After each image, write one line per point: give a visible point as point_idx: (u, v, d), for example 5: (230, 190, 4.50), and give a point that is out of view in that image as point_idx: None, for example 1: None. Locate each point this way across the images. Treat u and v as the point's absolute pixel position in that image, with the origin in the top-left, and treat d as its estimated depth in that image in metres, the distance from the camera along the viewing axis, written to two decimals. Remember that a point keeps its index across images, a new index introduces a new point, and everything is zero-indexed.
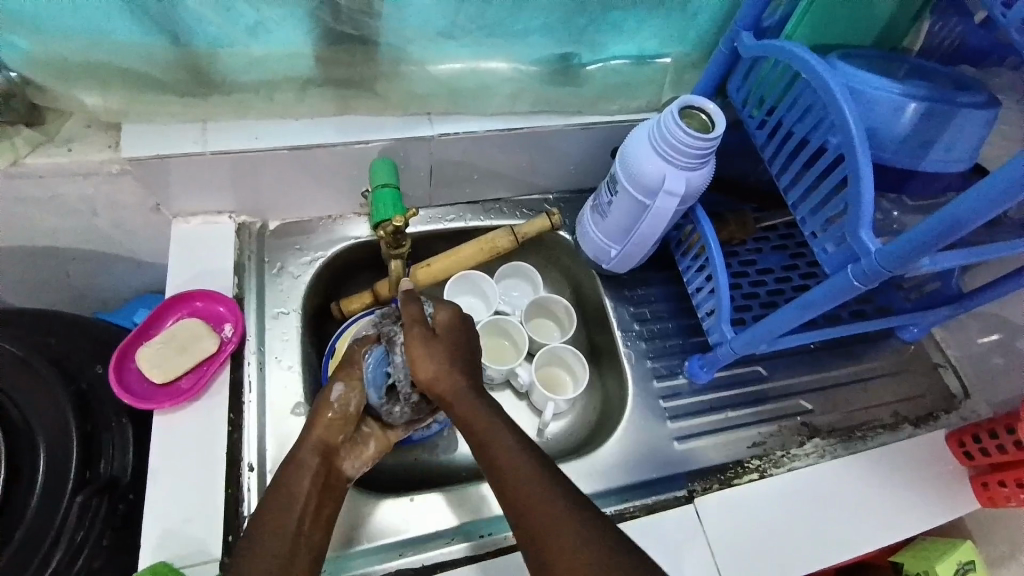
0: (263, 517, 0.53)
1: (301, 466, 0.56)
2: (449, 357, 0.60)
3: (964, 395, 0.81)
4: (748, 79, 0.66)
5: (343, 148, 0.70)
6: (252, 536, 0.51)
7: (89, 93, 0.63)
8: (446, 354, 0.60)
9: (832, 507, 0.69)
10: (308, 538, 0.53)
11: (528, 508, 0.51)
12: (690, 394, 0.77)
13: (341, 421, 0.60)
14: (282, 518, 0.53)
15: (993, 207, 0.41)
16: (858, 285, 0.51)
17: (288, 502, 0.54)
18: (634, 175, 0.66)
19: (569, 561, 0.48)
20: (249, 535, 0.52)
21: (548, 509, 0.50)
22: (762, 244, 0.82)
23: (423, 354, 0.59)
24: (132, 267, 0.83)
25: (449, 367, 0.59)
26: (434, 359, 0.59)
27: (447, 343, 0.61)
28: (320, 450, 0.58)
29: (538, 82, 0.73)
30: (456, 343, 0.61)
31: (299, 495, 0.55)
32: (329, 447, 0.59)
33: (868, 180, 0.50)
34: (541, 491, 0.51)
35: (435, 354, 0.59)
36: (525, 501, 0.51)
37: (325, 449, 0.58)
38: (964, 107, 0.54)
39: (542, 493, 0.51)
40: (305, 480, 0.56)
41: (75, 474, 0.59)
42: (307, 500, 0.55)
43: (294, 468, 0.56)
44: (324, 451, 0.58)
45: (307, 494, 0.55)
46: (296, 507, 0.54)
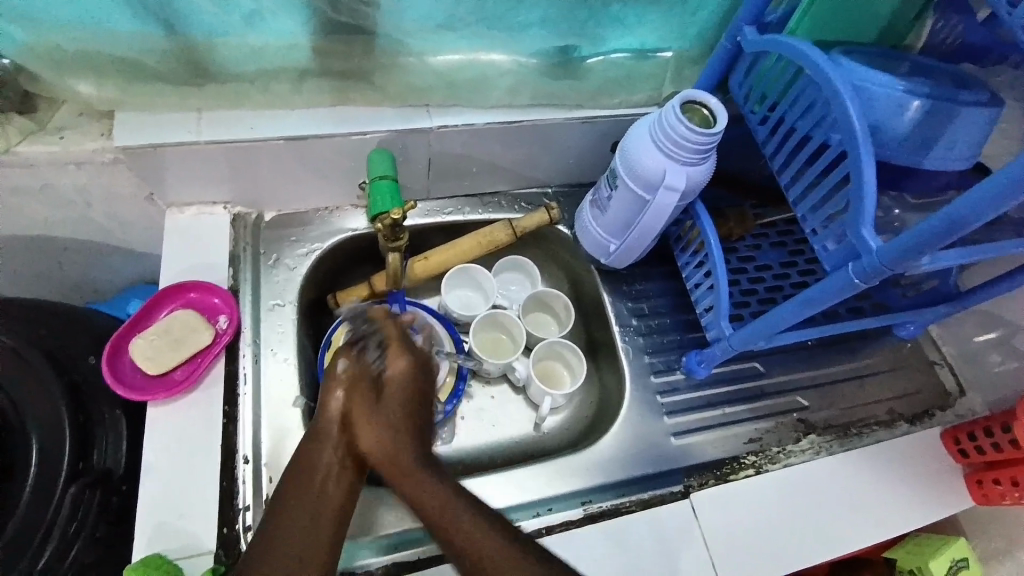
0: (291, 485, 0.54)
1: (320, 435, 0.56)
2: (388, 424, 0.57)
3: (959, 392, 0.82)
4: (750, 74, 0.66)
5: (341, 140, 0.70)
6: (277, 509, 0.52)
7: (81, 82, 0.62)
8: (392, 417, 0.57)
9: (828, 504, 0.69)
10: (330, 509, 0.53)
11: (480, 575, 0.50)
12: (687, 390, 0.76)
13: (349, 392, 0.58)
14: (302, 497, 0.53)
15: (997, 204, 0.41)
16: (858, 282, 0.51)
17: (311, 478, 0.54)
18: (635, 170, 0.65)
19: None
20: (276, 508, 0.52)
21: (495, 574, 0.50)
22: (761, 240, 0.82)
23: (363, 421, 0.57)
24: (126, 258, 0.82)
25: (390, 441, 0.56)
26: (376, 424, 0.57)
27: (391, 404, 0.58)
28: (337, 416, 0.57)
29: (537, 75, 0.73)
30: (401, 404, 0.58)
31: (319, 467, 0.55)
32: (344, 419, 0.57)
33: (870, 177, 0.50)
34: (490, 555, 0.50)
35: (379, 420, 0.57)
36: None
37: (340, 419, 0.57)
38: (968, 105, 0.54)
39: (489, 556, 0.50)
40: (326, 453, 0.55)
41: (68, 467, 0.59)
42: (327, 471, 0.55)
43: (314, 442, 0.56)
44: (341, 420, 0.57)
45: (328, 467, 0.55)
46: (318, 476, 0.54)
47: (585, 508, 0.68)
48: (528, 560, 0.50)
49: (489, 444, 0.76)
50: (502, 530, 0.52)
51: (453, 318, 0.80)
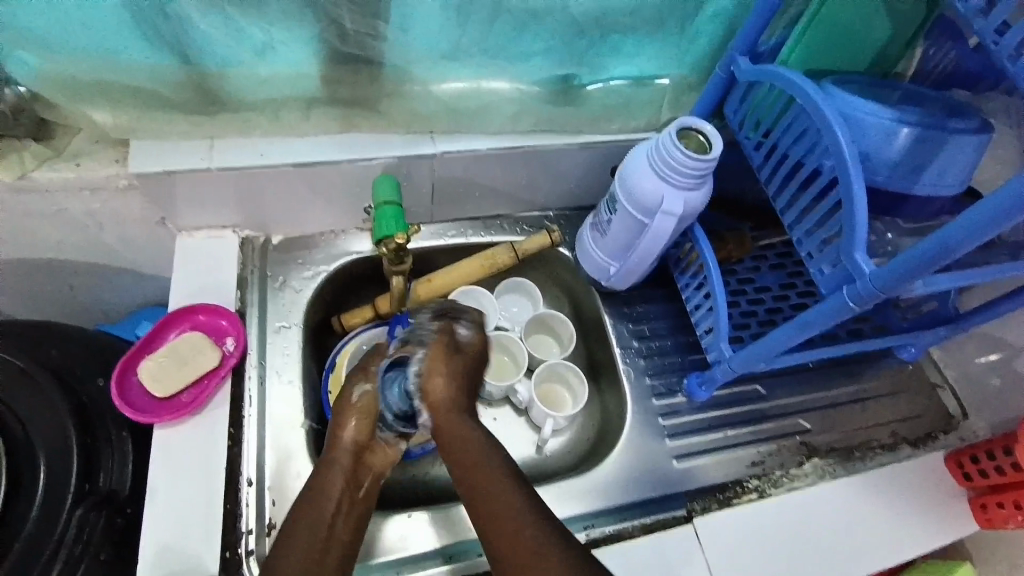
0: (298, 513, 0.54)
1: (332, 465, 0.58)
2: (458, 381, 0.61)
3: (963, 416, 0.81)
4: (745, 102, 0.67)
5: (348, 165, 0.72)
6: (284, 534, 0.53)
7: (98, 111, 0.65)
8: (462, 375, 0.62)
9: (833, 529, 0.69)
10: (338, 540, 0.53)
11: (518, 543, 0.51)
12: (689, 413, 0.77)
13: (360, 418, 0.60)
14: (311, 521, 0.53)
15: (987, 230, 0.42)
16: (853, 306, 0.52)
17: (319, 502, 0.55)
18: (633, 194, 0.67)
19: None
20: (284, 531, 0.53)
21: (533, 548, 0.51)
22: (760, 262, 0.83)
23: (440, 372, 0.60)
24: (136, 280, 0.84)
25: (456, 393, 0.61)
26: (452, 379, 0.61)
27: (464, 366, 0.63)
28: (351, 447, 0.59)
29: (539, 103, 0.75)
30: (473, 368, 0.63)
31: (331, 496, 0.55)
32: (359, 446, 0.59)
33: (861, 203, 0.51)
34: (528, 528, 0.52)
35: (456, 378, 0.61)
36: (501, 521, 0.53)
37: (355, 447, 0.59)
38: (957, 133, 0.55)
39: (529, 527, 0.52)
40: (337, 480, 0.57)
41: (75, 488, 0.59)
42: (338, 502, 0.55)
43: (327, 467, 0.57)
44: (355, 449, 0.59)
45: (340, 494, 0.56)
46: (329, 504, 0.55)
47: (587, 532, 0.67)
48: (555, 527, 0.53)
49: None
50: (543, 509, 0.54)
51: None
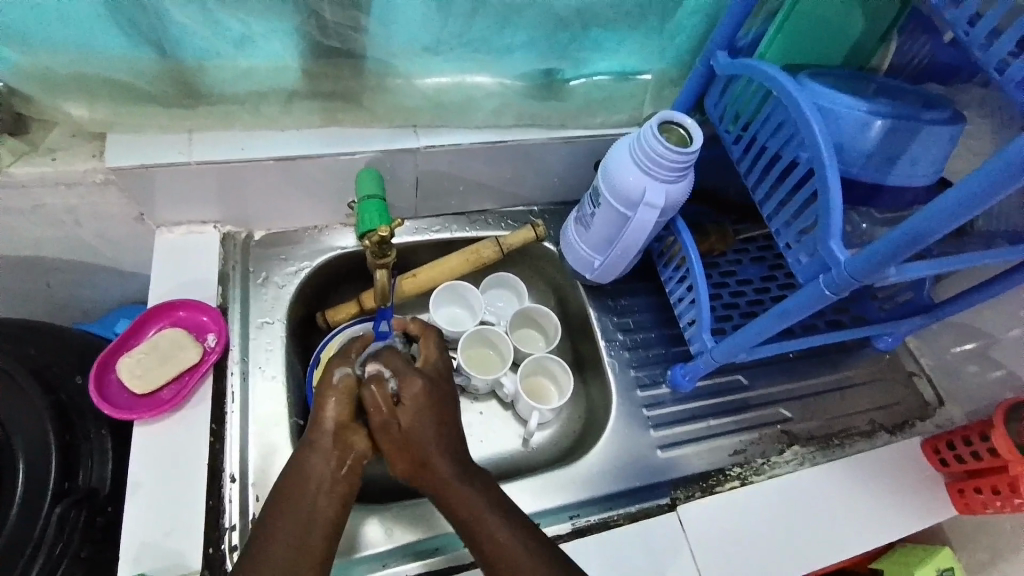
0: (282, 497, 0.54)
1: (314, 446, 0.56)
2: (413, 449, 0.57)
3: (938, 403, 0.84)
4: (725, 96, 0.68)
5: (330, 160, 0.71)
6: (269, 522, 0.53)
7: (75, 105, 0.64)
8: (415, 438, 0.58)
9: (814, 515, 0.70)
10: (323, 523, 0.53)
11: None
12: (672, 403, 0.77)
13: (341, 402, 0.58)
14: (295, 510, 0.53)
15: (952, 220, 0.44)
16: (830, 294, 0.53)
17: (302, 486, 0.54)
18: (615, 187, 0.68)
19: None
20: (269, 516, 0.53)
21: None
22: (742, 255, 0.84)
23: (398, 452, 0.57)
24: (114, 277, 0.83)
25: (418, 462, 0.57)
26: (405, 454, 0.58)
27: (414, 429, 0.58)
28: (333, 427, 0.57)
29: (522, 97, 0.75)
30: (424, 423, 0.58)
31: (312, 479, 0.54)
32: (341, 425, 0.57)
33: (837, 193, 0.52)
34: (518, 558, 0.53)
35: (414, 447, 0.57)
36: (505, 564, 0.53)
37: (336, 427, 0.57)
38: (928, 123, 0.57)
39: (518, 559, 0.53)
40: (320, 462, 0.55)
41: (54, 486, 0.58)
42: (320, 484, 0.54)
43: (310, 446, 0.56)
44: (336, 429, 0.57)
45: (321, 477, 0.55)
46: (314, 486, 0.54)
47: (572, 522, 0.68)
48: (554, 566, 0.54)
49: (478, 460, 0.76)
50: (526, 536, 0.55)
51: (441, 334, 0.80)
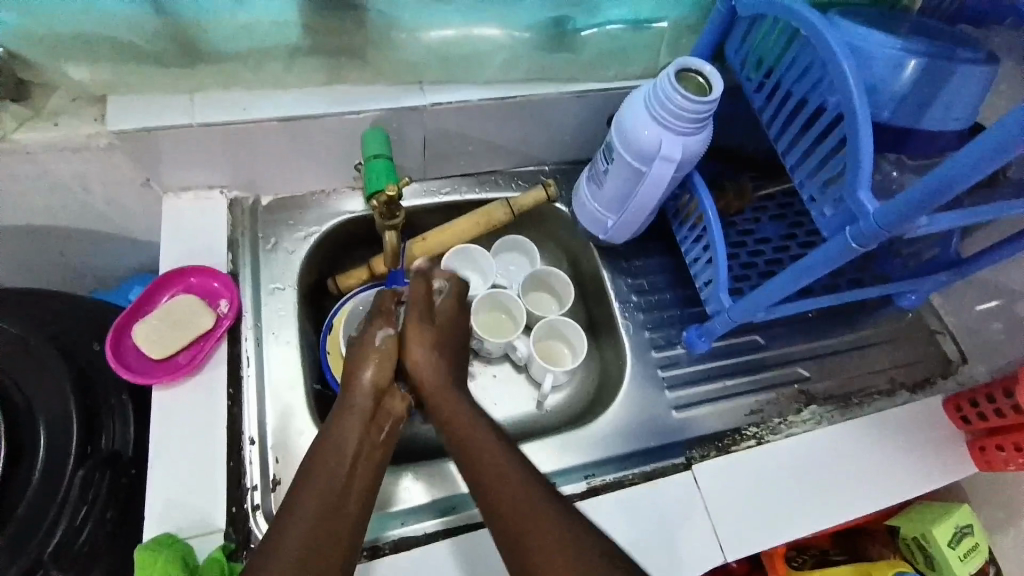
0: (311, 471, 0.53)
1: (352, 410, 0.58)
2: (437, 354, 0.63)
3: (960, 360, 0.82)
4: (747, 40, 0.65)
5: (335, 119, 0.69)
6: (296, 494, 0.52)
7: (75, 66, 0.62)
8: (444, 347, 0.65)
9: (832, 472, 0.70)
10: (358, 489, 0.53)
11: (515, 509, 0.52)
12: (689, 364, 0.77)
13: (379, 365, 0.61)
14: (323, 483, 0.52)
15: (988, 163, 0.41)
16: (855, 247, 0.51)
17: (338, 456, 0.54)
18: (630, 141, 0.65)
19: (555, 563, 0.49)
20: (297, 489, 0.52)
21: (528, 516, 0.51)
22: (760, 213, 0.81)
23: (421, 343, 0.63)
24: (126, 246, 0.82)
25: (433, 364, 0.63)
26: (428, 353, 0.63)
27: (441, 335, 0.65)
28: (371, 391, 0.59)
29: (531, 50, 0.72)
30: (450, 343, 0.66)
31: (348, 452, 0.55)
32: (379, 391, 0.60)
33: (866, 139, 0.49)
34: (519, 497, 0.53)
35: (435, 346, 0.64)
36: (504, 504, 0.53)
37: (375, 391, 0.59)
38: (962, 64, 0.54)
39: (520, 493, 0.53)
40: (356, 428, 0.57)
41: (76, 449, 0.59)
42: (355, 454, 0.55)
43: (347, 411, 0.58)
44: (375, 394, 0.59)
45: (357, 446, 0.56)
46: (349, 453, 0.55)
47: (588, 481, 0.68)
48: (566, 512, 0.52)
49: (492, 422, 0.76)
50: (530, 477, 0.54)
51: None
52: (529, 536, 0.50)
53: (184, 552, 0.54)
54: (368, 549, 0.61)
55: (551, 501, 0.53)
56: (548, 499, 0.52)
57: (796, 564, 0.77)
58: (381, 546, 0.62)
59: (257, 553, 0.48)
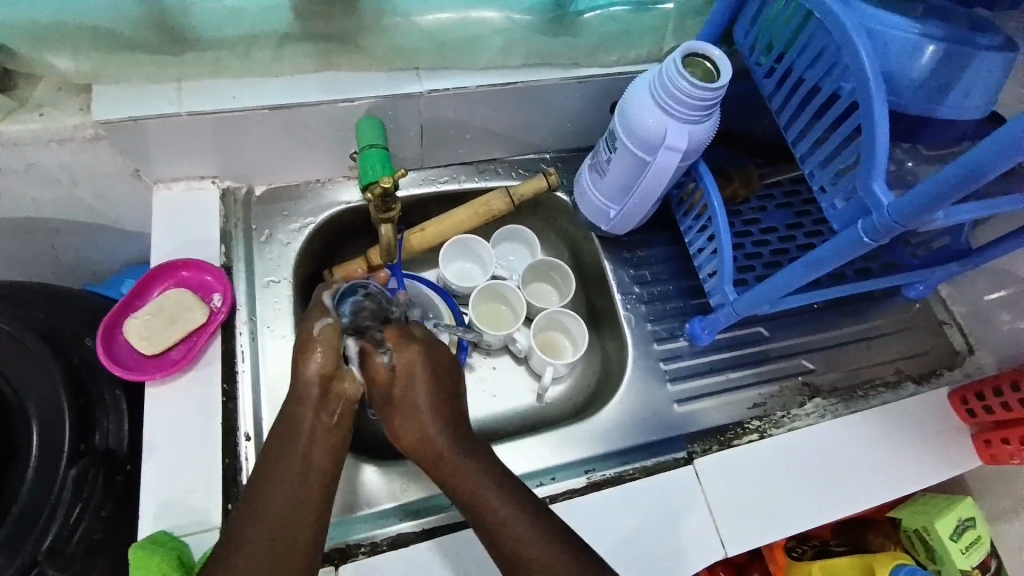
0: (273, 458, 0.53)
1: (300, 401, 0.54)
2: (419, 416, 0.57)
3: (968, 351, 0.81)
4: (757, 22, 0.62)
5: (327, 108, 0.67)
6: (263, 480, 0.51)
7: (58, 56, 0.60)
8: (412, 402, 0.57)
9: (834, 465, 0.69)
10: (318, 467, 0.53)
11: (523, 566, 0.50)
12: (691, 356, 0.75)
13: (325, 355, 0.55)
14: (286, 473, 0.51)
15: (1002, 163, 0.39)
16: (868, 240, 0.49)
17: (294, 440, 0.53)
18: (634, 129, 0.63)
19: None
20: (263, 472, 0.52)
21: (532, 561, 0.50)
22: (767, 202, 0.79)
23: (399, 416, 0.57)
24: (119, 238, 0.81)
25: (420, 432, 0.57)
26: (407, 420, 0.57)
27: (409, 395, 0.57)
28: (317, 381, 0.55)
29: (530, 33, 0.69)
30: (426, 391, 0.57)
31: (302, 430, 0.53)
32: (326, 377, 0.55)
33: (882, 128, 0.47)
34: (518, 540, 0.51)
35: (409, 418, 0.57)
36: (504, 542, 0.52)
37: (322, 379, 0.55)
38: (983, 49, 0.51)
39: (527, 547, 0.51)
40: (307, 415, 0.54)
41: (69, 446, 0.59)
42: (310, 434, 0.53)
43: (297, 401, 0.54)
44: (321, 381, 0.55)
45: (310, 426, 0.54)
46: (301, 444, 0.53)
47: (588, 476, 0.67)
48: (559, 544, 0.51)
49: (492, 415, 0.75)
50: (525, 511, 0.53)
51: (452, 290, 0.79)
52: (528, 572, 0.50)
53: (180, 551, 0.54)
54: (363, 547, 0.61)
55: (551, 545, 0.51)
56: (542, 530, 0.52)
57: (796, 553, 0.76)
58: (379, 543, 0.61)
59: (228, 539, 0.49)
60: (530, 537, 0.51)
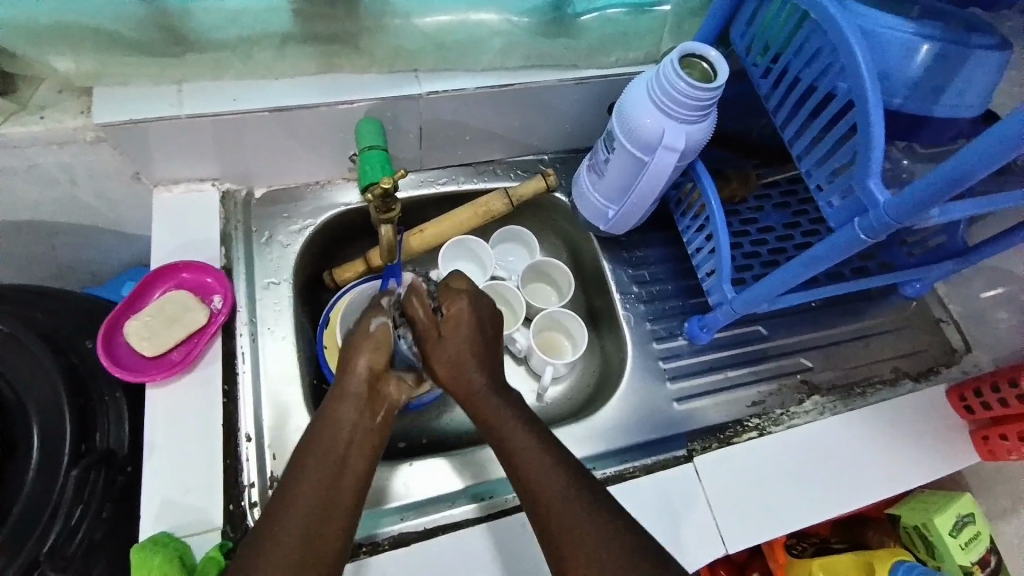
0: (306, 452, 0.52)
1: (345, 395, 0.55)
2: (463, 353, 0.58)
3: (965, 349, 0.81)
4: (753, 23, 0.63)
5: (327, 110, 0.67)
6: (290, 481, 0.51)
7: (61, 58, 0.61)
8: (463, 351, 0.58)
9: (834, 462, 0.69)
10: (353, 471, 0.52)
11: (540, 503, 0.51)
12: (691, 355, 0.76)
13: (374, 349, 0.57)
14: (321, 467, 0.51)
15: (998, 158, 0.40)
16: (864, 239, 0.50)
17: (332, 437, 0.53)
18: (632, 130, 0.63)
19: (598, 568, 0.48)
20: (291, 472, 0.51)
21: (552, 496, 0.51)
22: (764, 201, 0.80)
23: (438, 356, 0.57)
24: (119, 240, 0.81)
25: (465, 374, 0.57)
26: (449, 361, 0.57)
27: (458, 340, 0.58)
28: (366, 376, 0.56)
29: (529, 35, 0.70)
30: (473, 337, 0.58)
31: (343, 427, 0.53)
32: (374, 374, 0.56)
33: (877, 127, 0.48)
34: (557, 497, 0.51)
35: (449, 355, 0.57)
36: (543, 501, 0.51)
37: (370, 375, 0.56)
38: (978, 48, 0.52)
39: (547, 484, 0.52)
40: (350, 409, 0.54)
41: (70, 448, 0.59)
42: (352, 434, 0.54)
43: (341, 396, 0.55)
44: (370, 378, 0.56)
45: (352, 425, 0.54)
46: (343, 435, 0.53)
47: None
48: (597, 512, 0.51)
49: None
50: (565, 466, 0.53)
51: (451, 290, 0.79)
52: (568, 534, 0.50)
53: (181, 552, 0.54)
54: (366, 547, 0.61)
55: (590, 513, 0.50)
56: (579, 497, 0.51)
57: (796, 551, 0.77)
58: (381, 542, 0.61)
59: (249, 548, 0.48)
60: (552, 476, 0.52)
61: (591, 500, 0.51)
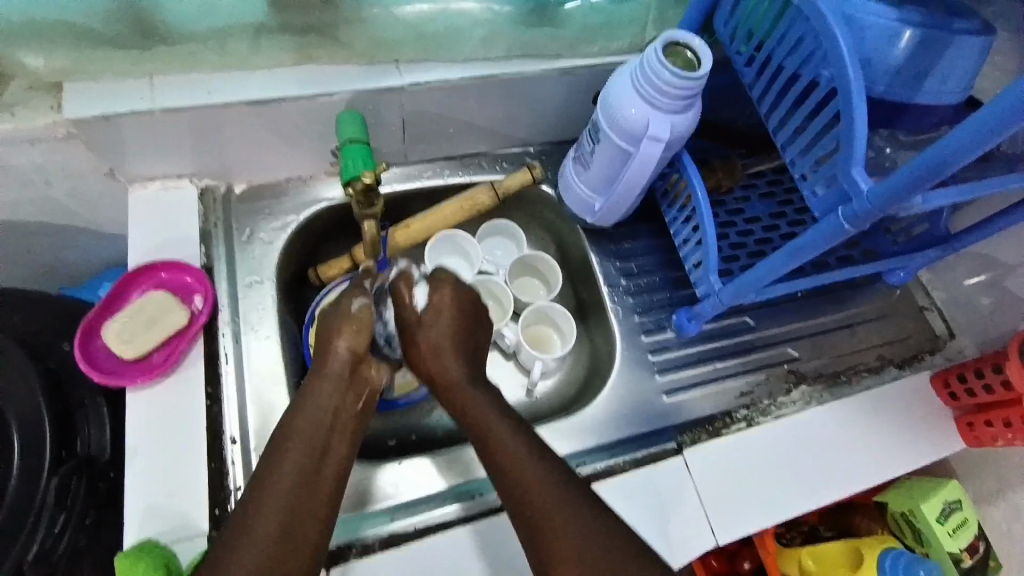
0: (287, 440, 0.51)
1: (325, 377, 0.55)
2: (444, 344, 0.61)
3: (949, 336, 0.82)
4: (737, 11, 0.62)
5: (306, 102, 0.66)
6: (270, 470, 0.50)
7: (29, 53, 0.59)
8: (445, 341, 0.61)
9: (821, 451, 0.70)
10: (334, 458, 0.52)
11: (517, 491, 0.52)
12: (679, 347, 0.76)
13: (355, 333, 0.56)
14: (302, 455, 0.51)
15: (987, 140, 0.39)
16: (849, 228, 0.50)
17: (314, 424, 0.53)
18: (616, 121, 0.62)
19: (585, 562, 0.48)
20: (271, 461, 0.50)
21: (536, 489, 0.51)
22: (750, 192, 0.79)
23: (421, 349, 0.60)
24: (97, 240, 0.79)
25: (446, 366, 0.60)
26: (429, 356, 0.60)
27: (440, 331, 0.61)
28: (347, 359, 0.56)
29: (511, 26, 0.69)
30: (454, 330, 0.61)
31: (325, 414, 0.53)
32: (355, 357, 0.56)
33: (860, 115, 0.47)
34: (541, 493, 0.51)
35: (430, 347, 0.60)
36: (526, 497, 0.51)
37: (351, 357, 0.56)
38: (959, 33, 0.52)
39: (524, 470, 0.52)
40: (330, 393, 0.54)
41: (50, 454, 0.57)
42: (332, 420, 0.53)
43: (322, 378, 0.55)
44: (351, 361, 0.56)
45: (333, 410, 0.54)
46: (324, 422, 0.53)
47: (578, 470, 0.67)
48: (584, 510, 0.50)
49: None
50: (546, 462, 0.53)
51: None
52: (552, 527, 0.49)
53: (165, 558, 0.53)
54: (355, 548, 0.60)
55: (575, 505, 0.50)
56: (564, 493, 0.51)
57: (785, 540, 0.78)
58: (370, 543, 0.60)
59: (226, 540, 0.47)
60: (530, 465, 0.52)
61: (575, 499, 0.51)
